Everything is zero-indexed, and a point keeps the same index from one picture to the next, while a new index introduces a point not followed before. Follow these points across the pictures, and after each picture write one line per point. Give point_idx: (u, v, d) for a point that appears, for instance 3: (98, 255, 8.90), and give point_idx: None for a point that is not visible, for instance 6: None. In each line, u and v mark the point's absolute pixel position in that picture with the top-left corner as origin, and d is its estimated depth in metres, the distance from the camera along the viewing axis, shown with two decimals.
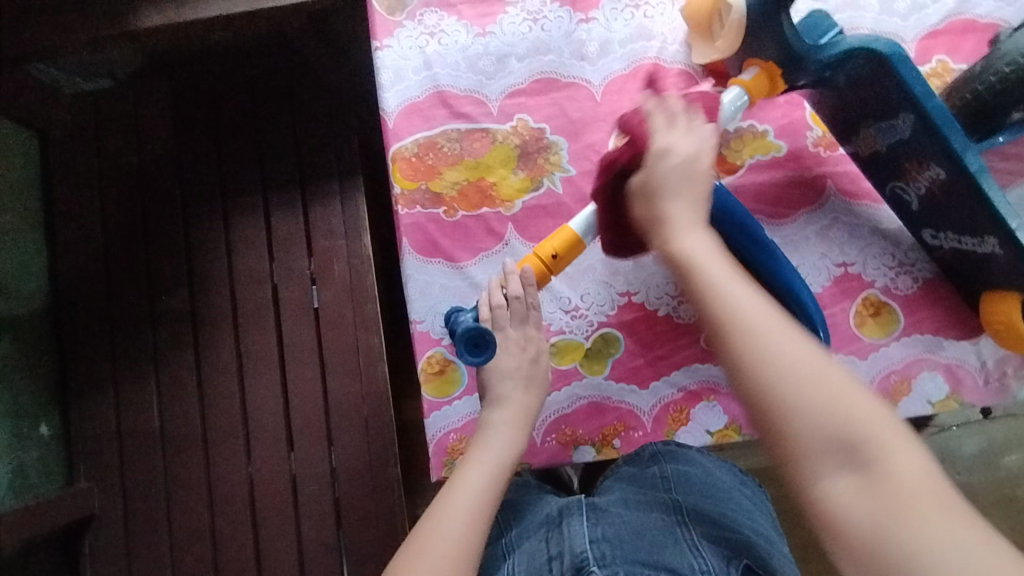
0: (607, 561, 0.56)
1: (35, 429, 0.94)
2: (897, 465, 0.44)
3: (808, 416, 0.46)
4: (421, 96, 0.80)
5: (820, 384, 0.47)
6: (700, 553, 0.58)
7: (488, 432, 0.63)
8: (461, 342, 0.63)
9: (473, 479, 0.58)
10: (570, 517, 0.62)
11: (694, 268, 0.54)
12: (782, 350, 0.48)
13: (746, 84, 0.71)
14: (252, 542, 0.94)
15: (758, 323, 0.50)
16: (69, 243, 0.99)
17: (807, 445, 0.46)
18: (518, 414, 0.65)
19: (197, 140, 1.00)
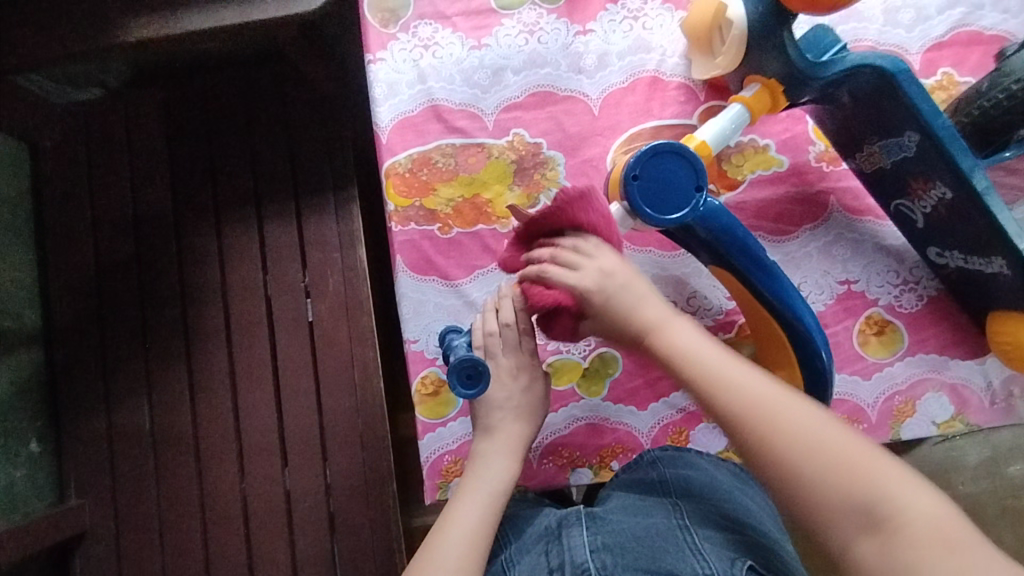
0: (609, 571, 0.56)
1: (25, 446, 0.93)
2: (914, 518, 0.45)
3: (822, 485, 0.48)
4: (415, 110, 0.78)
5: (831, 452, 0.49)
6: (704, 555, 0.56)
7: (478, 462, 0.64)
8: (454, 375, 0.61)
9: (464, 515, 0.59)
10: (569, 526, 0.61)
11: (686, 359, 0.56)
12: (785, 418, 0.51)
13: (746, 101, 0.70)
14: (246, 560, 0.92)
15: (760, 398, 0.53)
16: (60, 256, 0.98)
17: (825, 510, 0.47)
18: (509, 439, 0.65)
19: (189, 151, 0.98)
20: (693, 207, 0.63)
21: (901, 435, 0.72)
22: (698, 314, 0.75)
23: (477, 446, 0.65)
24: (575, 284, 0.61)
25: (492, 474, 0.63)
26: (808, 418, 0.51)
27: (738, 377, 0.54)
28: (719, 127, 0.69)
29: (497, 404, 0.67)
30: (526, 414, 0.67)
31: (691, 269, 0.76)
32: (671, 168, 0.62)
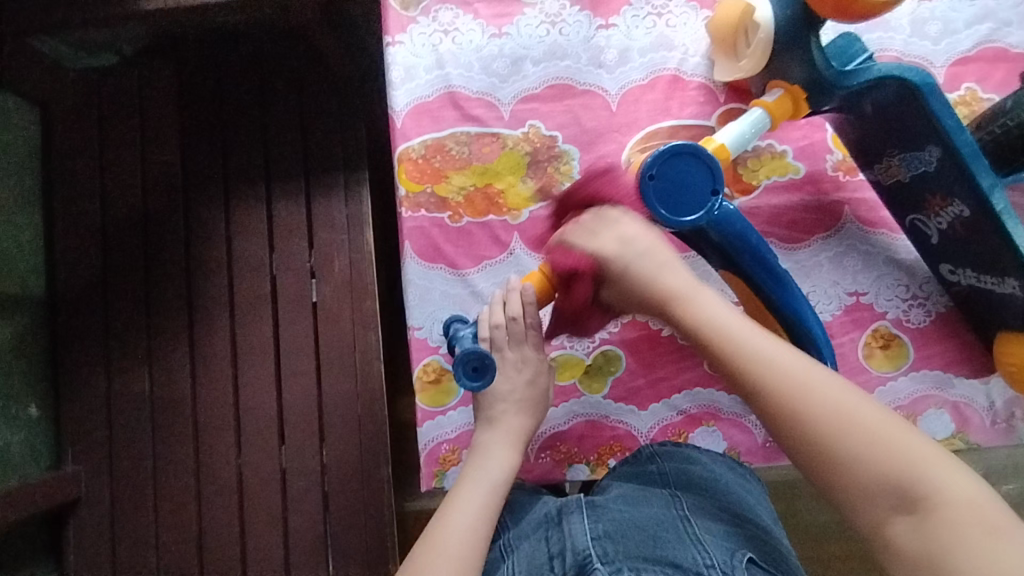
0: (611, 558, 0.54)
1: (24, 410, 0.93)
2: (949, 497, 0.45)
3: (853, 462, 0.48)
4: (431, 96, 0.77)
5: (862, 428, 0.49)
6: (703, 545, 0.55)
7: (480, 451, 0.64)
8: (460, 367, 0.60)
9: (468, 500, 0.59)
10: (569, 514, 0.60)
11: (712, 331, 0.56)
12: (810, 394, 0.51)
13: (769, 106, 0.69)
14: (238, 535, 0.93)
15: (790, 373, 0.52)
16: (66, 222, 0.98)
17: (857, 489, 0.47)
18: (512, 428, 0.66)
19: (201, 124, 0.98)
20: (707, 211, 0.62)
21: None
22: None
23: (480, 436, 0.65)
24: (595, 249, 0.61)
25: (494, 463, 0.63)
26: (837, 394, 0.51)
27: (764, 350, 0.54)
28: (739, 131, 0.68)
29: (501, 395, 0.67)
30: (530, 404, 0.68)
31: (700, 272, 0.76)
32: (687, 169, 0.62)
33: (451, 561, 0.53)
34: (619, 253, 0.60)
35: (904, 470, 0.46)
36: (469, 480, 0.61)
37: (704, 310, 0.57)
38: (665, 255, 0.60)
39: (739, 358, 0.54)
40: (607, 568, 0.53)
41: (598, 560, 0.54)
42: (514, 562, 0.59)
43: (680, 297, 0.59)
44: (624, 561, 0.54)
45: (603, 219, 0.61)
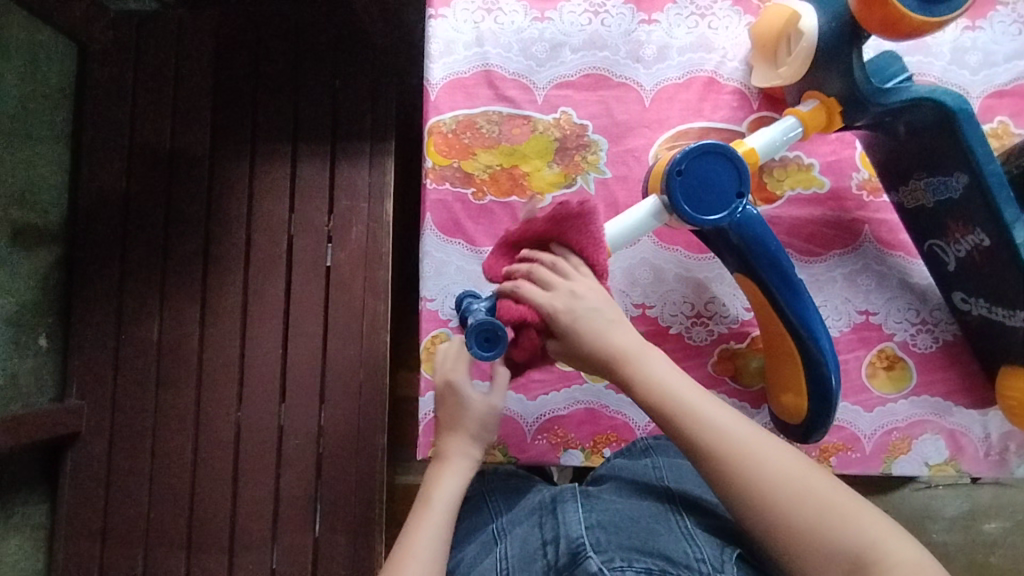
0: (604, 547, 0.53)
1: (34, 340, 0.95)
2: (898, 560, 0.46)
3: (806, 530, 0.48)
4: (467, 73, 0.78)
5: (800, 493, 0.49)
6: (695, 541, 0.55)
7: (428, 484, 0.61)
8: (472, 335, 0.60)
9: (422, 543, 0.56)
10: (563, 502, 0.60)
11: (661, 398, 0.54)
12: (763, 462, 0.51)
13: (802, 115, 0.70)
14: (231, 485, 0.94)
15: (746, 443, 0.51)
16: (92, 160, 0.99)
17: (813, 557, 0.47)
18: (460, 449, 0.63)
19: (235, 78, 0.98)
20: (730, 212, 0.63)
21: (891, 470, 0.72)
22: (713, 319, 0.76)
23: (427, 472, 0.63)
24: (544, 305, 0.59)
25: (445, 494, 0.60)
26: (786, 460, 0.51)
27: (716, 421, 0.53)
28: (771, 137, 0.69)
29: (443, 425, 0.64)
30: (476, 420, 0.64)
31: (714, 275, 0.77)
32: (714, 169, 0.62)
33: None
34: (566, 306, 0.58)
35: (852, 535, 0.47)
36: (422, 516, 0.58)
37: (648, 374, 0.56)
38: (609, 314, 0.59)
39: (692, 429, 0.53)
40: (600, 557, 0.52)
41: (591, 548, 0.53)
42: (506, 548, 0.59)
43: (623, 361, 0.56)
44: (616, 550, 0.53)
45: (562, 270, 0.61)
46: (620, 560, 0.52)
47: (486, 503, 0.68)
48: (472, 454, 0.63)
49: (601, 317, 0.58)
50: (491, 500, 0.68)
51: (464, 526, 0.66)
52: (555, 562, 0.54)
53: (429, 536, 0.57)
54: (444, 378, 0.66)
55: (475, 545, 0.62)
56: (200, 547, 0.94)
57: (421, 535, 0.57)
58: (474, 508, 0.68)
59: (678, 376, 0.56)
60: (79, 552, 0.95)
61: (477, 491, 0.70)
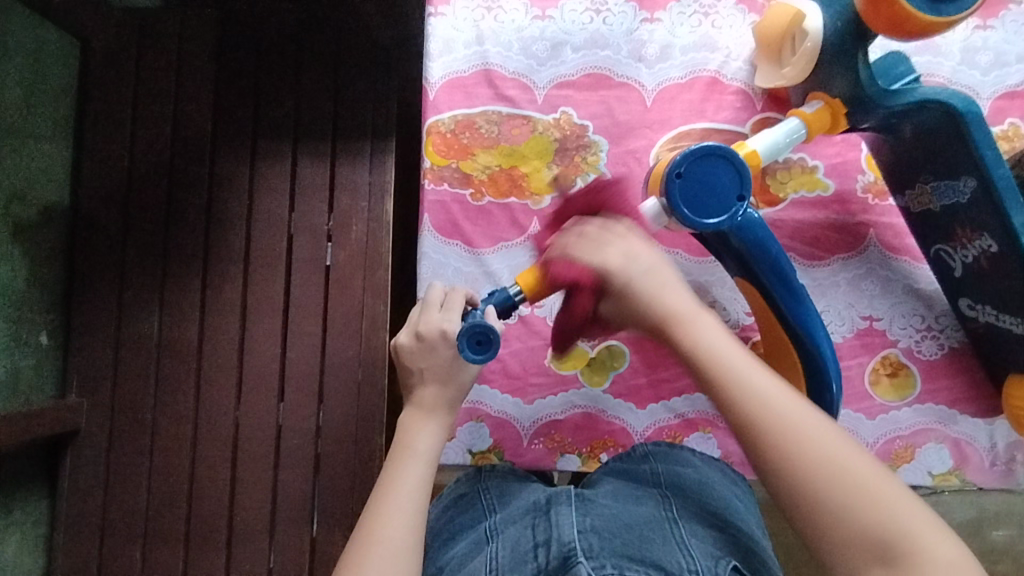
0: (595, 553, 0.52)
1: (35, 337, 0.95)
2: (937, 560, 0.42)
3: (841, 510, 0.44)
4: (466, 72, 0.77)
5: (843, 469, 0.46)
6: (689, 551, 0.54)
7: (407, 432, 0.59)
8: (463, 338, 0.58)
9: (404, 487, 0.55)
10: (558, 505, 0.59)
11: (705, 359, 0.52)
12: (800, 431, 0.47)
13: (806, 117, 0.68)
14: (229, 484, 0.94)
15: (787, 413, 0.48)
16: (93, 156, 0.99)
17: (842, 536, 0.44)
18: (442, 400, 0.60)
19: (236, 75, 0.98)
20: (731, 215, 0.62)
21: None
22: None
23: (404, 419, 0.61)
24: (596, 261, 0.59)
25: (427, 444, 0.58)
26: (824, 428, 0.48)
27: (758, 380, 0.50)
28: (773, 139, 0.67)
29: (419, 372, 0.61)
30: (460, 370, 0.61)
31: (715, 278, 0.76)
32: (715, 171, 0.61)
33: (396, 545, 0.51)
34: (623, 263, 0.58)
35: (885, 524, 0.43)
36: (404, 465, 0.56)
37: (699, 338, 0.53)
38: (666, 278, 0.58)
39: (732, 384, 0.50)
40: (591, 563, 0.51)
41: (582, 554, 0.52)
42: (496, 547, 0.57)
43: (671, 324, 0.55)
44: (608, 557, 0.52)
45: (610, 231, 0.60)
46: (611, 567, 0.50)
47: (482, 501, 0.67)
48: (454, 406, 0.61)
49: (655, 276, 0.57)
50: (487, 497, 0.67)
51: (458, 523, 0.65)
52: (545, 565, 0.53)
53: (412, 484, 0.55)
54: (428, 325, 0.63)
55: (466, 543, 0.61)
56: (198, 546, 0.94)
57: (405, 482, 0.55)
58: (469, 505, 0.67)
59: (726, 345, 0.53)
60: (79, 550, 0.95)
61: (472, 489, 0.69)
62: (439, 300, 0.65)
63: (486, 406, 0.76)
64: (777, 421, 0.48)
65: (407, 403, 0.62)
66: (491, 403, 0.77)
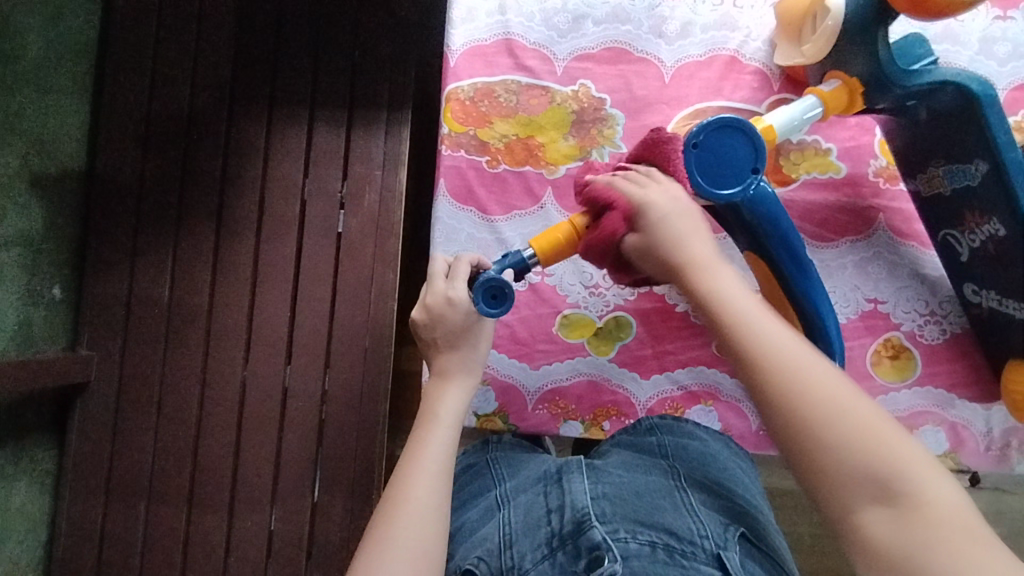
0: (608, 518, 0.54)
1: (48, 289, 0.97)
2: (934, 501, 0.41)
3: (839, 445, 0.43)
4: (487, 40, 0.78)
5: (843, 409, 0.44)
6: (699, 518, 0.55)
7: (431, 400, 0.60)
8: (478, 292, 0.60)
9: (430, 452, 0.56)
10: (568, 472, 0.60)
11: (719, 303, 0.50)
12: (816, 375, 0.45)
13: (823, 95, 0.69)
14: (234, 441, 0.96)
15: (792, 355, 0.47)
16: (111, 113, 1.00)
17: (832, 472, 0.43)
18: (463, 365, 0.62)
19: (257, 38, 0.98)
20: (744, 187, 0.62)
21: None
22: None
23: (429, 390, 0.62)
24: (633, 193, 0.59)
25: (450, 408, 0.60)
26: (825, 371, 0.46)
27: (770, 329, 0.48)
28: (790, 116, 0.68)
29: (438, 345, 0.63)
30: (476, 335, 0.63)
31: (724, 255, 0.77)
32: (731, 143, 0.62)
33: (425, 508, 0.52)
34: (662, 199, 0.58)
35: (893, 465, 0.42)
36: (428, 430, 0.58)
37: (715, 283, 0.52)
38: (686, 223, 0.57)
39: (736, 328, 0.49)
40: (604, 527, 0.53)
41: (595, 518, 0.53)
42: (509, 512, 0.59)
43: (691, 267, 0.54)
44: (620, 522, 0.54)
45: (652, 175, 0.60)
46: (624, 532, 0.53)
47: (490, 470, 0.68)
48: (477, 370, 0.62)
49: (685, 220, 0.57)
50: (495, 466, 0.68)
51: (468, 489, 0.66)
52: (559, 529, 0.54)
53: (439, 445, 0.56)
54: (435, 296, 0.63)
55: (479, 508, 0.62)
56: (200, 502, 0.95)
57: (431, 447, 0.56)
58: (478, 472, 0.68)
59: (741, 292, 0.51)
60: (82, 499, 0.97)
61: (480, 459, 0.70)
62: (444, 270, 0.65)
63: (493, 370, 0.78)
64: (782, 362, 0.46)
65: (430, 375, 0.63)
66: (498, 368, 0.78)
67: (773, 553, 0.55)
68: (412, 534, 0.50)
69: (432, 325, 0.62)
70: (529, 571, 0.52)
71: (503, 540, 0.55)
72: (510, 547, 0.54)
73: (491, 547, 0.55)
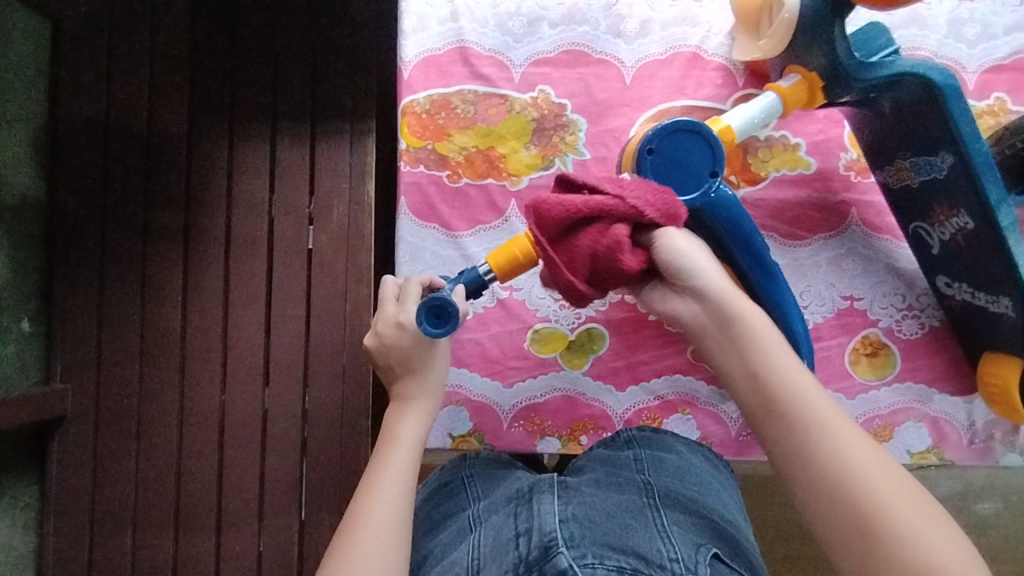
0: (576, 542, 0.51)
1: (16, 324, 0.95)
2: None
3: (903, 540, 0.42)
4: (441, 50, 0.75)
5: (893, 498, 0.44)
6: (670, 539, 0.54)
7: (390, 425, 0.60)
8: (422, 312, 0.59)
9: (389, 477, 0.56)
10: (539, 494, 0.58)
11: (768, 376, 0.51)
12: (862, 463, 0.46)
13: (783, 91, 0.67)
14: (217, 467, 0.95)
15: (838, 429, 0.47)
16: (68, 140, 0.97)
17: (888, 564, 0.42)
18: (421, 387, 0.61)
19: (213, 54, 0.96)
20: (704, 191, 0.62)
21: None
22: None
23: (389, 415, 0.61)
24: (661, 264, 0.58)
25: (410, 431, 0.59)
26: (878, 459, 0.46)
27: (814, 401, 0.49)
28: (749, 116, 0.66)
29: (395, 368, 0.62)
30: (431, 356, 0.62)
31: None
32: (686, 147, 0.61)
33: (381, 534, 0.52)
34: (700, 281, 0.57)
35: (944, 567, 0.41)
36: (387, 453, 0.57)
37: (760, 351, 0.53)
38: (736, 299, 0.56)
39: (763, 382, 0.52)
40: (571, 553, 0.50)
41: (563, 542, 0.51)
42: (479, 537, 0.58)
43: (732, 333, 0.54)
44: (589, 546, 0.51)
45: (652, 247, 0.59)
46: (592, 557, 0.50)
47: (466, 489, 0.68)
48: (435, 391, 0.62)
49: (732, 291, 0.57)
50: (471, 485, 0.68)
51: (443, 512, 0.66)
52: (526, 555, 0.52)
53: (398, 470, 0.56)
54: (385, 321, 0.63)
55: (451, 531, 0.62)
56: (189, 530, 0.94)
57: (389, 473, 0.56)
58: (454, 493, 0.68)
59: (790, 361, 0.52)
60: (69, 533, 0.96)
61: (456, 476, 0.70)
62: (394, 293, 0.65)
63: (466, 391, 0.77)
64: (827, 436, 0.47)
65: (390, 400, 0.63)
66: (470, 387, 0.77)
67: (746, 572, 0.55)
68: (370, 559, 0.50)
69: (381, 348, 0.62)
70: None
71: (471, 567, 0.54)
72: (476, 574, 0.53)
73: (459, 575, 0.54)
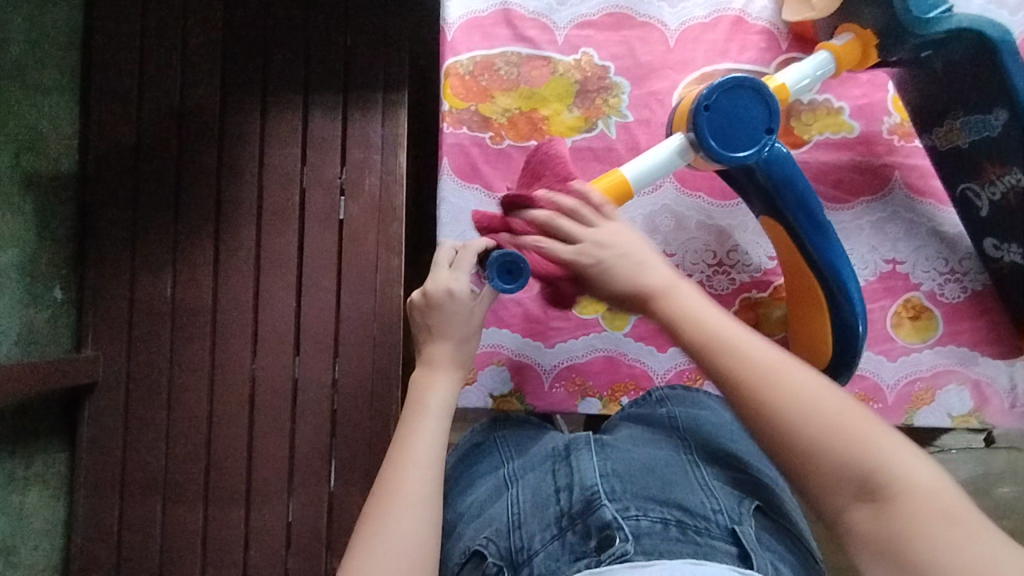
0: (618, 496, 0.54)
1: (49, 290, 0.96)
2: (913, 484, 0.44)
3: (819, 446, 0.47)
4: (485, 12, 0.76)
5: (816, 408, 0.48)
6: (711, 493, 0.55)
7: (419, 390, 0.61)
8: (495, 267, 0.61)
9: (420, 444, 0.57)
10: (577, 450, 0.60)
11: (688, 325, 0.54)
12: (784, 383, 0.50)
13: (836, 50, 0.67)
14: (247, 435, 0.95)
15: (760, 358, 0.51)
16: (101, 108, 0.97)
17: (820, 476, 0.47)
18: (450, 356, 0.62)
19: (246, 23, 0.96)
20: (760, 148, 0.62)
21: (914, 420, 0.72)
22: (735, 268, 0.77)
23: (417, 379, 0.62)
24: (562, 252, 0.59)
25: (438, 399, 0.60)
26: (799, 380, 0.50)
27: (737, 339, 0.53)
28: (802, 73, 0.66)
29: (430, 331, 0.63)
30: (468, 327, 0.63)
31: (738, 222, 0.77)
32: (744, 102, 0.61)
33: (413, 497, 0.53)
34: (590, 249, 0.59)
35: (868, 458, 0.46)
36: (417, 422, 0.58)
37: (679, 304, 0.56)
38: (640, 254, 0.59)
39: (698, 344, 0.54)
40: (615, 505, 0.53)
41: (605, 497, 0.54)
42: (517, 492, 0.59)
43: (649, 295, 0.57)
44: (631, 500, 0.54)
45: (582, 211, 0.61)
46: (635, 510, 0.52)
47: (499, 448, 0.68)
48: (464, 362, 0.63)
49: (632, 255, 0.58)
50: (502, 446, 0.68)
51: (477, 471, 0.66)
52: (568, 509, 0.54)
53: (428, 438, 0.57)
54: (437, 284, 0.64)
55: (488, 488, 0.62)
56: (218, 497, 0.95)
57: (421, 440, 0.57)
58: (487, 453, 0.68)
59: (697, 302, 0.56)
60: (96, 500, 0.96)
61: (488, 438, 0.70)
62: (448, 259, 0.66)
63: (507, 350, 0.77)
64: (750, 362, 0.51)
65: (419, 364, 0.63)
66: (512, 347, 0.77)
67: (783, 520, 0.57)
68: (403, 518, 0.52)
69: (423, 307, 0.63)
70: (538, 552, 0.52)
71: (511, 521, 0.56)
72: (519, 528, 0.55)
73: (499, 528, 0.55)
